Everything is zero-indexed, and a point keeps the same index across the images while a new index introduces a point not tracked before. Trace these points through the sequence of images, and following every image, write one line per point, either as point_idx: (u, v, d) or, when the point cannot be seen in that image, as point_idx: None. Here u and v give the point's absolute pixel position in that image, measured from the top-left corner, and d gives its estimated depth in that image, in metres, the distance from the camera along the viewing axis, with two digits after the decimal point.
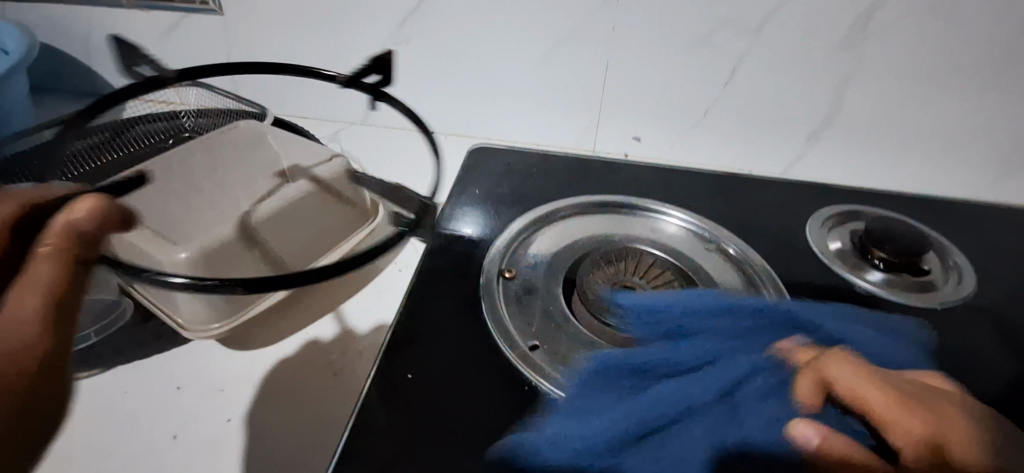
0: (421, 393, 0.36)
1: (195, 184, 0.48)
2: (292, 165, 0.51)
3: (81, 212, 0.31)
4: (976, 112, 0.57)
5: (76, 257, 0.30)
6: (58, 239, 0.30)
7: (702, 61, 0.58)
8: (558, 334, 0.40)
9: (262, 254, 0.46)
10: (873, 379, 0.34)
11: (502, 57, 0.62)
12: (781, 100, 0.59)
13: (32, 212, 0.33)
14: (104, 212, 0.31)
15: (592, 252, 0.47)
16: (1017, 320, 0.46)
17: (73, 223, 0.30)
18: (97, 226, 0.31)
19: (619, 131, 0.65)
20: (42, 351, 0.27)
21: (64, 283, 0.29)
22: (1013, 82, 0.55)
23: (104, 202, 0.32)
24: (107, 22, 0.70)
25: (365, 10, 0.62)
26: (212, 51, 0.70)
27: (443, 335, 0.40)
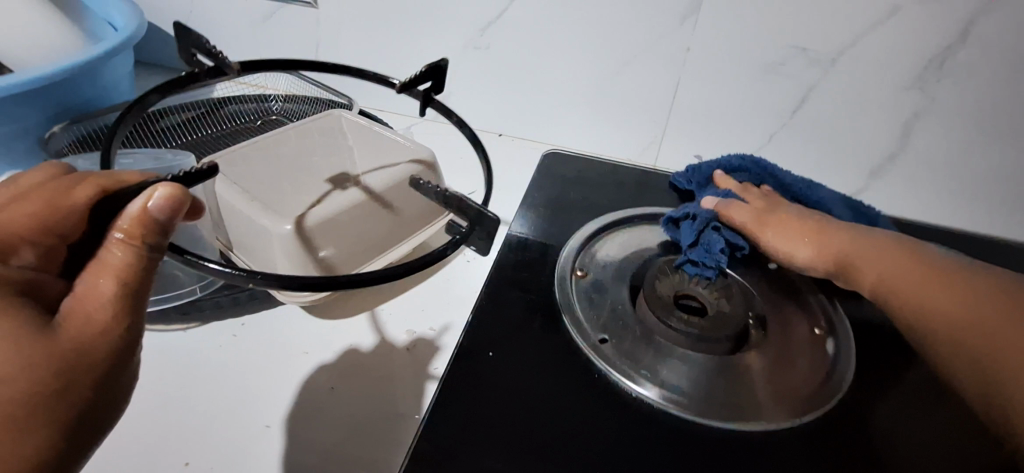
0: (496, 373, 0.40)
1: (300, 167, 0.53)
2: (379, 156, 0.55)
3: (155, 202, 0.30)
4: None
5: (147, 245, 0.31)
6: (130, 226, 0.30)
7: (767, 89, 0.60)
8: (626, 331, 0.44)
9: (351, 236, 0.51)
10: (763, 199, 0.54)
11: (578, 70, 0.65)
12: (843, 133, 0.61)
13: (110, 194, 0.34)
14: (177, 202, 0.30)
15: (659, 261, 0.50)
16: None
17: (145, 212, 0.30)
18: (168, 217, 0.31)
19: (680, 148, 0.68)
20: (110, 333, 0.30)
21: (133, 271, 0.30)
22: None
23: (180, 190, 0.31)
24: (211, 13, 0.75)
25: (448, 19, 0.67)
26: (304, 46, 0.75)
27: (517, 326, 0.44)
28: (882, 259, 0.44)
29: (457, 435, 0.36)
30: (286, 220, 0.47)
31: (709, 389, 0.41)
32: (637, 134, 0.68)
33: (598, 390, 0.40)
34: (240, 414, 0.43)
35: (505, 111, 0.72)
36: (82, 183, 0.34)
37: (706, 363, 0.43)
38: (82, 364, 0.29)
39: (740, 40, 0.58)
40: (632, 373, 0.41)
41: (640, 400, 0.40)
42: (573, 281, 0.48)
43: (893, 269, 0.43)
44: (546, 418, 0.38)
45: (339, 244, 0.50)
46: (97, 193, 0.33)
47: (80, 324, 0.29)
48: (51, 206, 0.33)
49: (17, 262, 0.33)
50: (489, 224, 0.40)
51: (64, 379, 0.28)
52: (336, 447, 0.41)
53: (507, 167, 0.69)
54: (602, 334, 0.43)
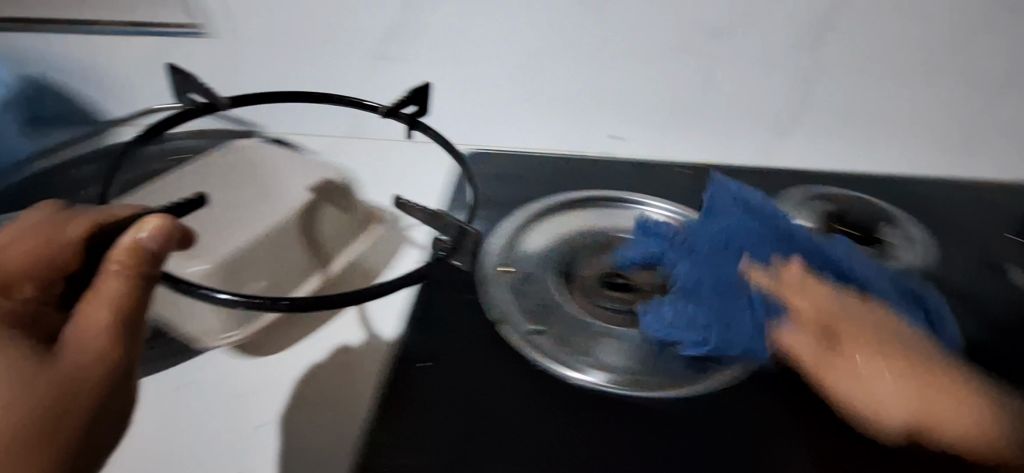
0: (435, 384, 0.40)
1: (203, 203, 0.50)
2: (289, 180, 0.54)
3: (146, 234, 0.33)
4: (927, 99, 0.62)
5: (143, 274, 0.33)
6: (124, 257, 0.32)
7: (672, 63, 0.62)
8: (559, 318, 0.44)
9: (273, 266, 0.49)
10: (820, 297, 0.42)
11: (489, 69, 0.65)
12: (748, 96, 0.63)
13: (105, 228, 0.36)
14: (167, 231, 0.34)
15: (584, 248, 0.51)
16: (967, 284, 0.50)
17: (137, 244, 0.33)
18: (160, 246, 0.34)
19: (599, 132, 0.69)
20: (115, 355, 0.31)
21: (133, 298, 0.32)
22: (956, 69, 0.59)
23: (168, 222, 0.34)
24: (95, 55, 0.70)
25: (350, 33, 0.65)
26: (204, 77, 0.71)
27: (450, 332, 0.43)
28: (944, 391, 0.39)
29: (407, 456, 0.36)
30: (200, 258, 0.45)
31: (645, 363, 0.42)
32: (555, 124, 0.69)
33: (538, 381, 0.40)
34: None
35: (422, 118, 0.71)
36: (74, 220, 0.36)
37: (641, 339, 0.43)
38: (78, 383, 0.30)
39: (638, 22, 0.60)
40: (568, 360, 0.41)
41: (580, 384, 0.40)
42: (501, 278, 0.47)
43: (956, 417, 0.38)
44: (494, 420, 0.38)
45: (254, 274, 0.47)
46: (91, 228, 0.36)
47: (86, 345, 0.31)
48: (46, 241, 0.35)
49: (18, 295, 0.33)
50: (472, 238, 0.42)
51: (67, 398, 0.30)
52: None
53: (432, 173, 0.68)
54: (537, 326, 0.44)
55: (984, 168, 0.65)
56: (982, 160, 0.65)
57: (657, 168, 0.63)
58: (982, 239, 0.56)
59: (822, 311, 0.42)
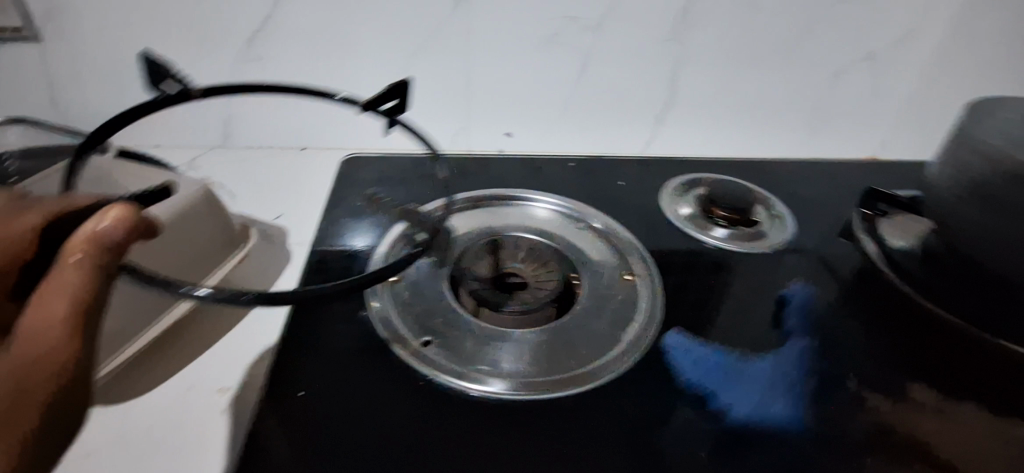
0: (312, 410, 0.36)
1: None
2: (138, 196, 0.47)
3: (106, 221, 0.28)
4: (785, 87, 0.66)
5: (104, 267, 0.28)
6: (83, 247, 0.28)
7: (551, 59, 0.62)
8: (451, 327, 0.42)
9: None
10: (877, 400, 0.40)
11: (364, 68, 0.62)
12: (628, 89, 0.65)
13: (62, 218, 0.32)
14: (132, 221, 0.29)
15: (473, 250, 0.49)
16: (831, 255, 0.54)
17: (97, 234, 0.28)
18: (124, 236, 0.28)
19: (490, 129, 0.68)
20: (61, 359, 0.26)
21: (89, 293, 0.28)
22: (806, 60, 0.64)
23: (134, 212, 0.29)
24: None
25: (202, 33, 0.59)
26: (28, 86, 0.61)
27: (330, 352, 0.40)
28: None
29: None
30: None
31: (542, 363, 0.41)
32: (443, 123, 0.67)
33: (429, 394, 0.38)
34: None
35: (299, 123, 0.66)
36: (26, 211, 0.32)
37: (536, 339, 0.42)
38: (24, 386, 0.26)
39: (513, 17, 0.59)
40: (459, 370, 0.40)
41: (474, 394, 0.38)
42: (386, 288, 0.45)
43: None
44: (377, 443, 0.35)
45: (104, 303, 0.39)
46: (49, 218, 0.32)
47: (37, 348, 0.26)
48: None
49: None
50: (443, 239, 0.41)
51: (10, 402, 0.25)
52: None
53: (315, 181, 0.63)
54: (424, 336, 0.41)
55: (839, 146, 0.72)
56: (837, 139, 0.71)
57: (548, 163, 0.63)
58: (841, 212, 0.61)
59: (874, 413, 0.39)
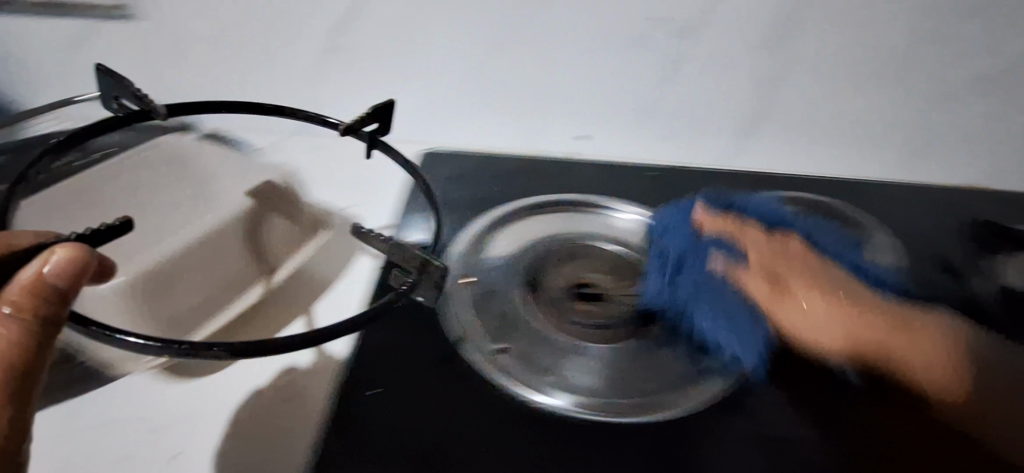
0: (384, 409, 0.36)
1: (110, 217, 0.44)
2: (225, 180, 0.48)
3: (51, 266, 0.28)
4: (888, 105, 0.61)
5: (41, 317, 0.28)
6: (20, 297, 0.27)
7: (635, 63, 0.60)
8: (524, 335, 0.42)
9: (204, 275, 0.42)
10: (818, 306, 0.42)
11: (443, 63, 0.61)
12: (713, 99, 0.62)
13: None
14: (79, 263, 0.28)
15: (551, 256, 0.48)
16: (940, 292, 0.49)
17: (40, 280, 0.28)
18: (69, 282, 0.28)
19: (566, 132, 0.66)
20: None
21: (21, 349, 0.27)
22: (916, 77, 0.59)
23: (81, 254, 0.29)
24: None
25: (288, 21, 0.60)
26: (125, 65, 0.64)
27: (402, 349, 0.40)
28: (837, 309, 0.42)
29: None
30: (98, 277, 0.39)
31: (614, 382, 0.40)
32: (516, 122, 0.65)
33: (495, 403, 0.37)
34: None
35: (375, 116, 0.66)
36: None
37: (610, 358, 0.41)
38: None
39: (596, 17, 0.57)
40: (531, 383, 0.38)
41: (542, 409, 0.37)
42: (461, 290, 0.44)
43: (814, 331, 0.42)
44: (448, 453, 0.34)
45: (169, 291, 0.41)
46: None
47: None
48: None
49: None
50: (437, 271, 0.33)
51: None
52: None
53: (385, 174, 0.63)
54: (499, 344, 0.41)
55: (942, 172, 0.66)
56: (940, 165, 0.65)
57: (623, 170, 0.61)
58: (948, 243, 0.56)
59: (797, 321, 0.42)
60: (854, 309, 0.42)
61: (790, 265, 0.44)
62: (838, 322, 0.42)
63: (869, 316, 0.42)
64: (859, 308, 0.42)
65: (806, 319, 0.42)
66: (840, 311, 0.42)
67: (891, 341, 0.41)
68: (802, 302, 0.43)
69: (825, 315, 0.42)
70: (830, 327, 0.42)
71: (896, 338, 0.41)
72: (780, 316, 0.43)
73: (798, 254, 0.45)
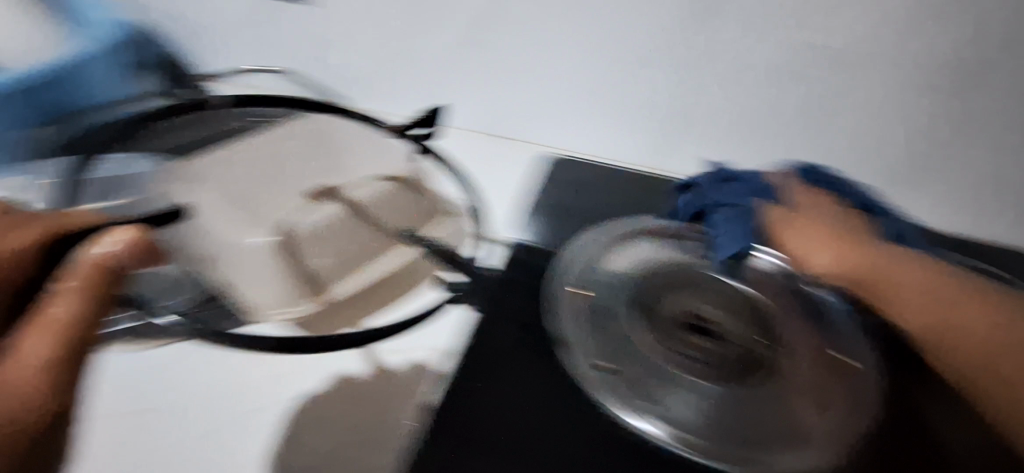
0: (493, 400, 0.40)
1: (268, 175, 0.49)
2: (366, 163, 0.52)
3: (115, 244, 0.31)
4: None
5: (98, 292, 0.30)
6: (87, 270, 0.30)
7: (780, 93, 0.60)
8: (631, 359, 0.41)
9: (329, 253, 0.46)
10: (831, 242, 0.48)
11: (581, 71, 0.63)
12: (853, 137, 0.61)
13: (61, 239, 0.33)
14: (140, 242, 0.32)
15: (669, 282, 0.47)
16: None
17: (105, 256, 0.31)
18: (132, 258, 0.32)
19: (690, 154, 0.66)
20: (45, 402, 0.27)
21: (82, 322, 0.29)
22: None
23: (141, 235, 0.33)
24: (191, 6, 0.71)
25: (439, 15, 0.63)
26: (289, 40, 0.71)
27: (511, 352, 0.43)
28: (847, 247, 0.48)
29: None
30: (257, 227, 0.44)
31: (721, 425, 0.38)
32: (640, 136, 0.66)
33: (590, 421, 0.39)
34: (208, 446, 0.39)
35: (502, 115, 0.69)
36: (31, 228, 0.33)
37: (721, 397, 0.39)
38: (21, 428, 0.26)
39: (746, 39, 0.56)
40: (631, 407, 0.39)
41: (636, 436, 0.38)
42: (575, 302, 0.45)
43: (829, 261, 0.48)
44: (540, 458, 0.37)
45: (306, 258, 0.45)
46: (51, 238, 0.33)
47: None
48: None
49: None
50: None
51: None
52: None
53: (500, 172, 0.66)
54: (605, 364, 0.41)
55: None
56: None
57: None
58: None
59: (826, 260, 0.48)
60: (864, 249, 0.47)
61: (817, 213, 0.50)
62: (841, 260, 0.47)
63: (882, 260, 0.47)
64: (868, 253, 0.47)
65: (822, 252, 0.48)
66: (851, 247, 0.48)
67: (891, 281, 0.46)
68: (814, 239, 0.48)
69: (835, 248, 0.48)
70: (829, 255, 0.48)
71: (901, 277, 0.46)
72: (813, 261, 0.48)
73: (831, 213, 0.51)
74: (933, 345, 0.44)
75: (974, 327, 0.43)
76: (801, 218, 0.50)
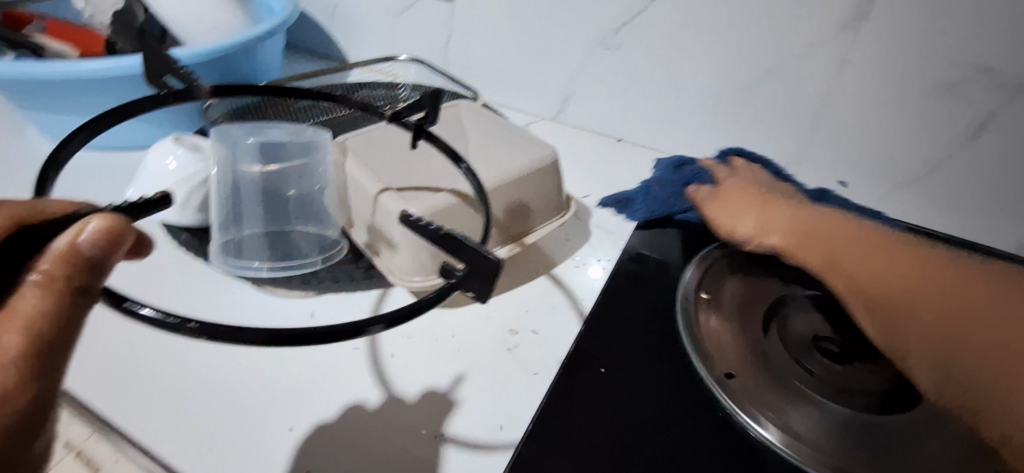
0: (609, 387, 0.41)
1: (409, 156, 0.53)
2: (493, 144, 0.54)
3: (88, 234, 0.28)
4: None
5: (72, 287, 0.28)
6: (57, 265, 0.28)
7: (929, 114, 0.58)
8: (755, 366, 0.43)
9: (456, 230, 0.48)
10: (745, 207, 0.51)
11: (717, 78, 0.64)
12: (1006, 165, 0.57)
13: (29, 227, 0.28)
14: (117, 233, 0.29)
15: (799, 297, 0.48)
16: None
17: (74, 248, 0.28)
18: (104, 251, 0.29)
19: (822, 175, 0.66)
20: (19, 399, 0.27)
21: (51, 319, 0.28)
22: None
23: (115, 225, 0.29)
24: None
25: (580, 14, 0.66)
26: (429, 33, 0.76)
27: (630, 341, 0.45)
28: (771, 217, 0.49)
29: (563, 451, 0.37)
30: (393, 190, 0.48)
31: (846, 442, 0.38)
32: (769, 146, 0.66)
33: (711, 419, 0.40)
34: (309, 395, 0.41)
35: (633, 117, 0.71)
36: None
37: (847, 415, 0.40)
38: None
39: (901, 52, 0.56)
40: (752, 409, 0.40)
41: (756, 440, 0.39)
42: (700, 305, 0.48)
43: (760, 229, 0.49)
44: (653, 448, 0.38)
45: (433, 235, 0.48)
46: (12, 225, 0.28)
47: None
48: None
49: None
50: (491, 267, 0.34)
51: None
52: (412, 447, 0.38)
53: (624, 176, 0.68)
54: (728, 368, 0.43)
55: None
56: None
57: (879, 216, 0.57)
58: None
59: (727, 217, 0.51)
60: (784, 212, 0.49)
61: (733, 190, 0.54)
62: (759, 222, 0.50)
63: (799, 219, 0.48)
64: (788, 214, 0.49)
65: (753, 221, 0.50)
66: (769, 211, 0.50)
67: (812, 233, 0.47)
68: (737, 209, 0.51)
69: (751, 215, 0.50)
70: (754, 220, 0.50)
71: (828, 232, 0.47)
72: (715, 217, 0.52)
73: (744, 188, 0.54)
74: (876, 293, 0.42)
75: (912, 277, 0.42)
76: (712, 194, 0.54)
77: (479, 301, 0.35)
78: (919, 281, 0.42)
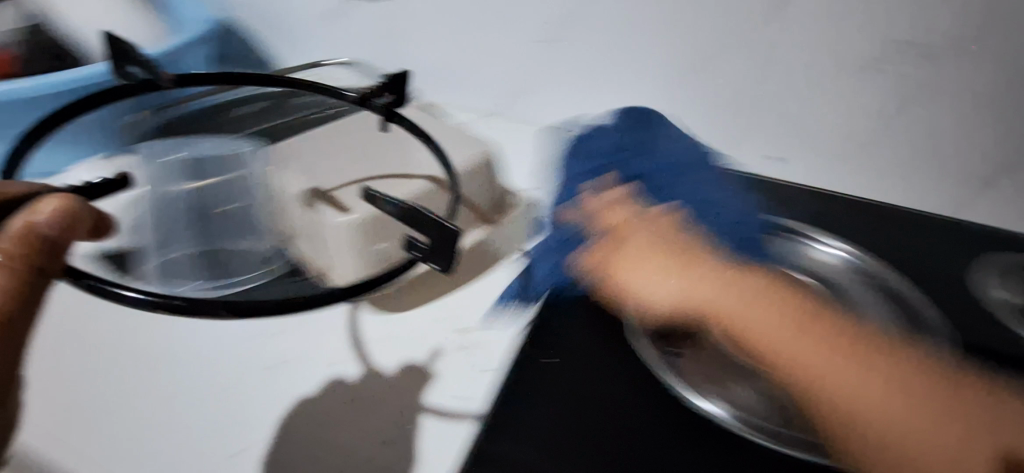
0: (551, 375, 0.41)
1: (348, 160, 0.52)
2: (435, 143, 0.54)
3: (46, 214, 0.28)
4: None
5: (32, 268, 0.28)
6: (16, 243, 0.27)
7: (855, 89, 0.56)
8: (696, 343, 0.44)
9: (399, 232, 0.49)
10: (653, 259, 0.39)
11: (650, 66, 0.64)
12: (940, 137, 0.56)
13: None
14: (73, 212, 0.29)
15: None
16: None
17: (32, 226, 0.28)
18: (62, 230, 0.29)
19: (760, 155, 0.65)
20: None
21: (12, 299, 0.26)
22: None
23: (71, 205, 0.30)
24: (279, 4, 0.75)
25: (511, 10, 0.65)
26: (366, 36, 0.74)
27: (575, 329, 0.45)
28: (685, 280, 0.38)
29: (497, 446, 0.37)
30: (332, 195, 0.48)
31: (781, 406, 0.40)
32: (709, 132, 0.66)
33: (657, 398, 0.41)
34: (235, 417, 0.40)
35: (574, 108, 0.71)
36: None
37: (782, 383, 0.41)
38: None
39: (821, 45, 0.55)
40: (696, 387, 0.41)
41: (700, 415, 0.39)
42: None
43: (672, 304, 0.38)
44: (591, 433, 0.38)
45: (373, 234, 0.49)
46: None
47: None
48: None
49: None
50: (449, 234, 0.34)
51: None
52: (367, 454, 0.38)
53: None
54: (672, 345, 0.44)
55: None
56: None
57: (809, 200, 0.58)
58: None
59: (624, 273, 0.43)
60: (713, 274, 0.38)
61: (643, 235, 0.42)
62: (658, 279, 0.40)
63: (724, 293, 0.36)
64: (714, 278, 0.38)
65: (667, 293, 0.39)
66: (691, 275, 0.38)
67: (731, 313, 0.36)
68: (652, 270, 0.39)
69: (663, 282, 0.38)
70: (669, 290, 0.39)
71: (752, 317, 0.35)
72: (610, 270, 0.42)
73: (659, 224, 0.43)
74: (807, 383, 0.33)
75: (844, 365, 0.32)
76: (616, 248, 0.42)
77: (440, 271, 0.35)
78: (876, 393, 0.31)
